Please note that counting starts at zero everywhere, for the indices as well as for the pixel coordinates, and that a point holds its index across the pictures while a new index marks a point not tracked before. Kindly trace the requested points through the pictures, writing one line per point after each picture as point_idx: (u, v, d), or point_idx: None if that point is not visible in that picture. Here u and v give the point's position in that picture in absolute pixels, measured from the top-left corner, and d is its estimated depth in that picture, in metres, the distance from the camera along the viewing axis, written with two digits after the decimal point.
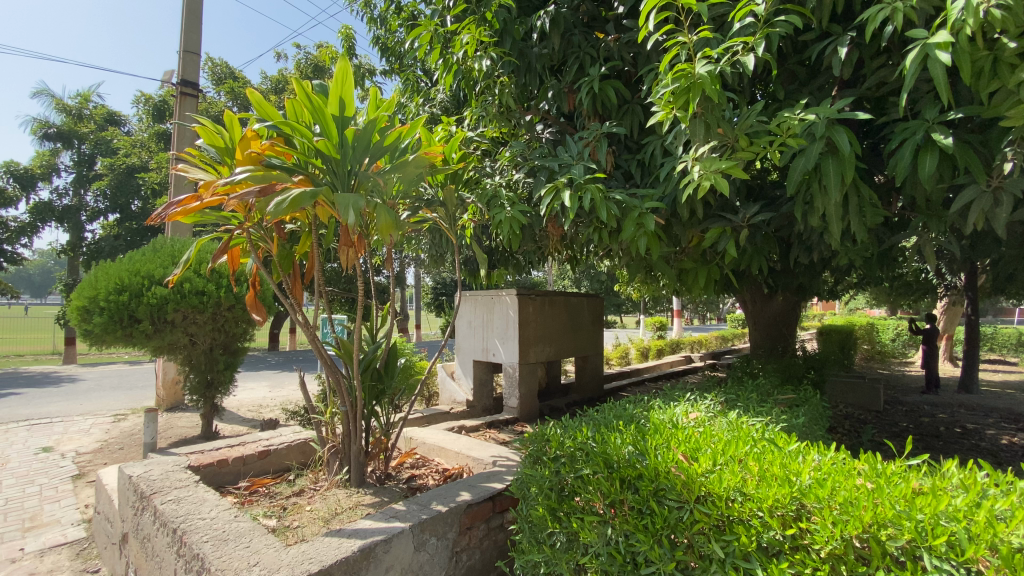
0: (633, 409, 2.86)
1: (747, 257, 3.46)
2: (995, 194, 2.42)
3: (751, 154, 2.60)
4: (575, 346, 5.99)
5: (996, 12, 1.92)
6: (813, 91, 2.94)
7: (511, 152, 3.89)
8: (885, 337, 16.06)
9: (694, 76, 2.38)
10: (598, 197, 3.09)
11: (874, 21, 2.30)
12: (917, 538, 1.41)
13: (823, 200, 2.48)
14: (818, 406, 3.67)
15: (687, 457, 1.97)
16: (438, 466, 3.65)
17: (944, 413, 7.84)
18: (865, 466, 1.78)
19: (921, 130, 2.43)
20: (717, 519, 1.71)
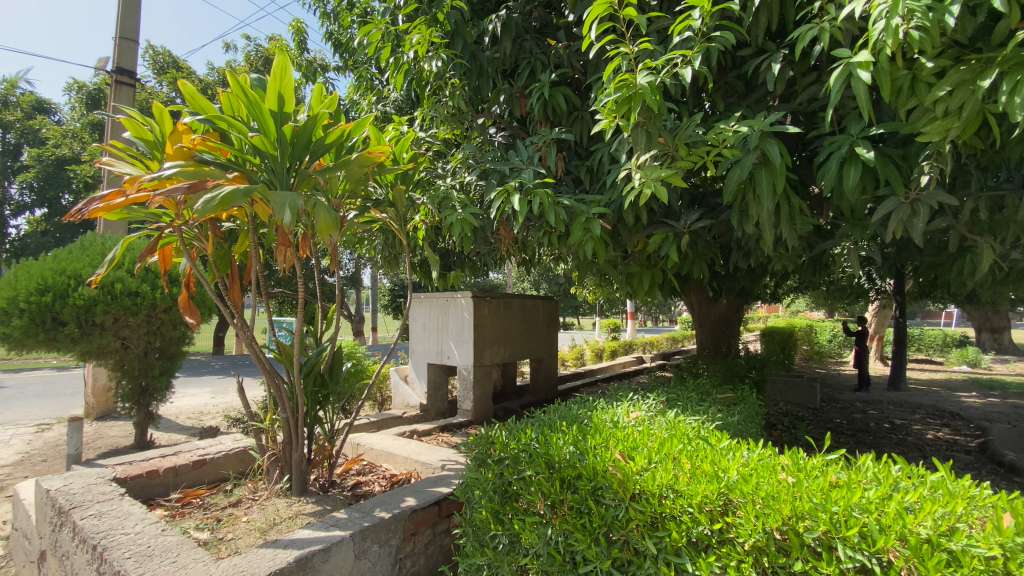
0: (579, 409, 2.90)
1: (688, 261, 3.59)
2: (913, 206, 2.59)
3: (690, 163, 2.71)
4: (530, 348, 6.02)
5: (913, 35, 2.04)
6: (750, 105, 3.08)
7: (463, 154, 3.89)
8: (824, 338, 17.02)
9: (635, 86, 2.46)
10: (547, 202, 3.13)
11: (803, 40, 2.42)
12: (832, 529, 1.49)
13: (757, 209, 2.60)
14: (754, 404, 3.85)
15: (625, 456, 2.02)
16: (385, 472, 3.58)
17: (874, 409, 8.38)
18: (789, 461, 1.88)
19: (846, 144, 2.59)
20: (651, 516, 1.76)
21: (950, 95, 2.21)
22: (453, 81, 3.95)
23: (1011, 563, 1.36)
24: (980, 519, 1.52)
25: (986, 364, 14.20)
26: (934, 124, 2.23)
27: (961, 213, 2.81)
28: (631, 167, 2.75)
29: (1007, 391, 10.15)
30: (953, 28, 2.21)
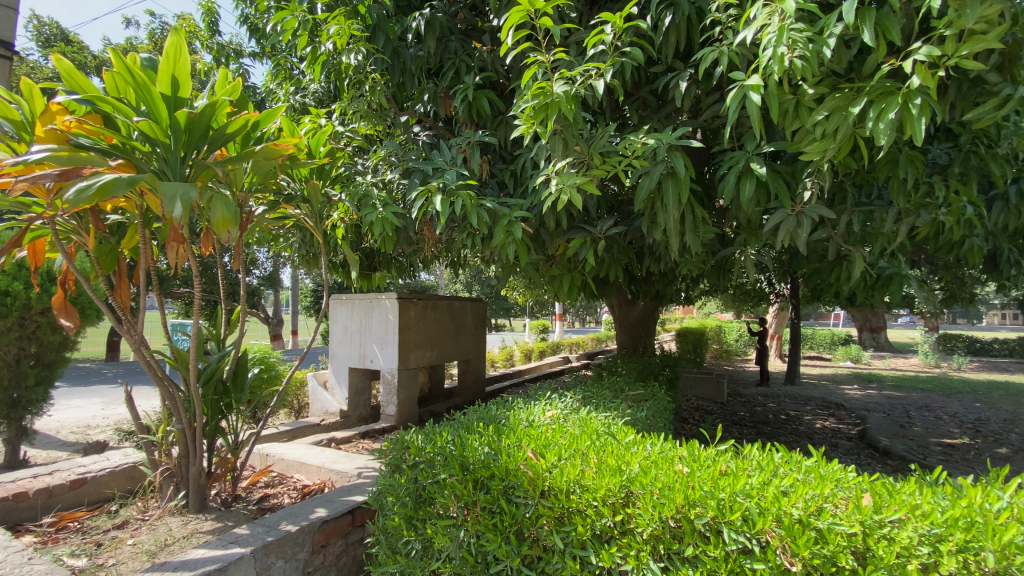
0: (498, 410, 2.92)
1: (606, 265, 3.74)
2: (798, 218, 2.86)
3: (604, 171, 2.82)
4: (457, 350, 5.98)
5: (795, 64, 2.25)
6: (661, 119, 3.27)
7: (384, 151, 3.80)
8: (731, 337, 18.43)
9: (552, 94, 2.53)
10: (470, 204, 3.12)
11: (704, 61, 2.60)
12: (719, 514, 1.60)
13: (665, 217, 2.74)
14: (663, 400, 4.09)
15: (536, 454, 2.05)
16: (297, 483, 3.39)
17: (772, 402, 9.19)
18: (685, 453, 2.00)
19: (743, 160, 2.81)
20: (559, 512, 1.81)
21: (828, 119, 2.44)
22: (374, 76, 3.85)
23: (869, 539, 1.48)
24: (845, 499, 1.65)
25: (865, 359, 16.06)
26: (814, 144, 2.46)
27: (838, 225, 3.14)
28: (548, 173, 2.84)
29: (881, 383, 11.54)
30: (830, 59, 2.44)
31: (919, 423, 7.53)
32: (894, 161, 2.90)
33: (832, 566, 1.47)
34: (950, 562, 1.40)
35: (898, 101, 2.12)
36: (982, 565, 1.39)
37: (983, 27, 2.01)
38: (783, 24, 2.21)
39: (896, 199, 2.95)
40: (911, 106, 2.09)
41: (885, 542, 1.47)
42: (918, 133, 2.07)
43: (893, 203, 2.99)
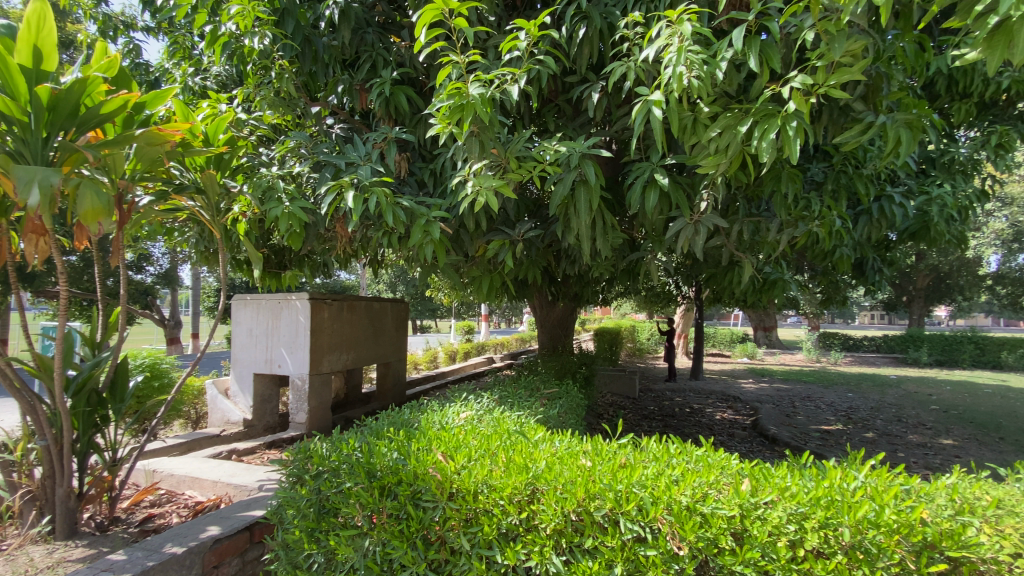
0: (411, 414, 2.86)
1: (523, 267, 3.80)
2: (696, 226, 3.08)
3: (520, 175, 2.86)
4: (376, 353, 5.78)
5: (692, 83, 2.40)
6: (576, 127, 3.39)
7: (294, 143, 3.60)
8: (644, 336, 19.53)
9: (466, 96, 2.52)
10: (385, 201, 3.03)
11: (614, 74, 2.72)
12: (617, 506, 1.67)
13: (577, 221, 2.82)
14: (577, 398, 4.24)
15: (445, 457, 2.02)
16: (187, 501, 3.10)
17: (679, 397, 9.86)
18: (589, 448, 2.08)
19: (648, 171, 2.98)
20: (466, 513, 1.81)
21: (721, 136, 2.64)
22: (282, 63, 3.64)
23: (746, 520, 1.60)
24: (728, 484, 1.77)
25: (759, 355, 17.70)
26: (709, 158, 2.65)
27: (731, 234, 3.42)
28: (463, 175, 2.83)
29: (772, 377, 12.77)
30: (723, 81, 2.65)
31: (802, 412, 8.43)
32: (777, 177, 3.22)
33: (714, 548, 1.59)
34: (813, 537, 1.54)
35: (777, 123, 2.34)
36: (839, 539, 1.54)
37: (847, 61, 2.26)
38: (682, 45, 2.36)
39: (779, 212, 3.27)
40: (788, 128, 2.31)
41: (759, 522, 1.59)
42: (793, 153, 2.29)
43: (777, 215, 3.30)
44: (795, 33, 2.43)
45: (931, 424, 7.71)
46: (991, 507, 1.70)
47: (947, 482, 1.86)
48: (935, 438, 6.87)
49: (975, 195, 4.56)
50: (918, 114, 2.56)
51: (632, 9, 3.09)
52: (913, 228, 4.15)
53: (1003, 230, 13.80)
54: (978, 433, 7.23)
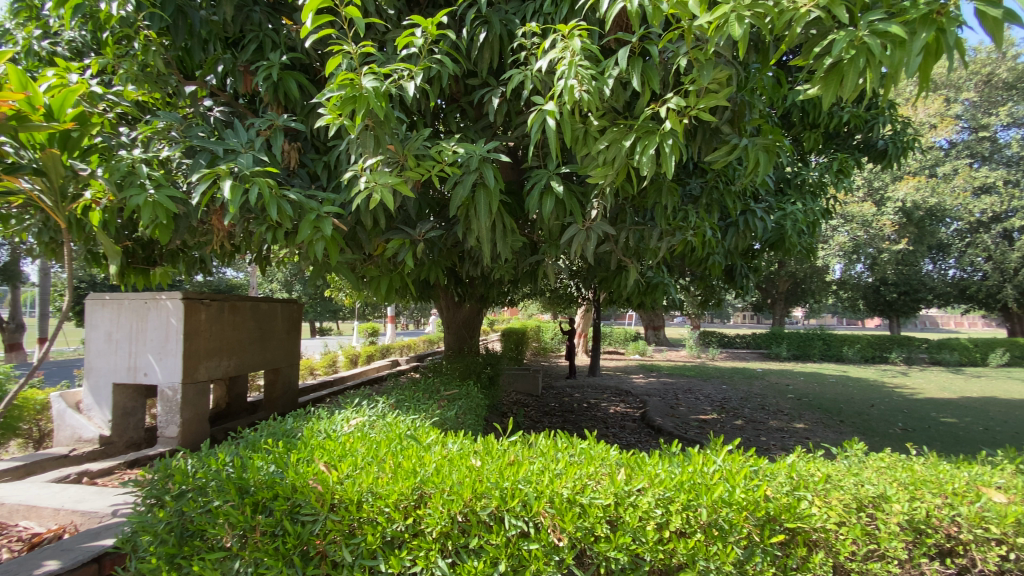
0: (295, 423, 2.69)
1: (423, 268, 3.73)
2: (589, 232, 3.24)
3: (418, 174, 2.80)
4: (263, 358, 5.35)
5: (583, 97, 2.51)
6: (476, 129, 3.41)
7: (164, 124, 3.22)
8: (547, 335, 20.21)
9: (359, 88, 2.43)
10: (270, 193, 2.80)
11: (511, 82, 2.78)
12: (502, 503, 1.70)
13: (476, 223, 2.83)
14: (476, 398, 4.27)
15: (328, 467, 1.93)
16: (21, 533, 2.61)
17: (578, 393, 10.33)
18: (480, 448, 2.10)
19: (544, 177, 3.06)
20: (348, 524, 1.74)
21: (609, 148, 2.80)
22: (150, 33, 3.25)
23: (620, 507, 1.71)
24: (605, 474, 1.88)
25: (651, 352, 19.11)
26: (598, 169, 2.80)
27: (619, 240, 3.65)
28: (357, 170, 2.72)
29: (660, 372, 13.86)
30: (612, 97, 2.82)
31: (684, 404, 9.25)
32: (659, 189, 3.48)
33: (591, 537, 1.68)
34: (677, 518, 1.68)
35: (656, 140, 2.54)
36: (698, 518, 1.70)
37: (714, 88, 2.51)
38: (572, 59, 2.47)
39: (661, 222, 3.55)
40: (666, 145, 2.51)
41: (631, 509, 1.71)
42: (668, 167, 2.49)
43: (658, 224, 3.58)
44: (672, 59, 2.65)
45: (788, 410, 8.83)
46: (820, 482, 1.88)
47: (788, 462, 2.05)
48: (790, 423, 7.87)
49: (820, 212, 5.30)
50: (773, 140, 2.90)
51: (530, 19, 3.19)
52: (772, 239, 4.71)
53: (845, 243, 16.19)
54: (823, 417, 8.40)
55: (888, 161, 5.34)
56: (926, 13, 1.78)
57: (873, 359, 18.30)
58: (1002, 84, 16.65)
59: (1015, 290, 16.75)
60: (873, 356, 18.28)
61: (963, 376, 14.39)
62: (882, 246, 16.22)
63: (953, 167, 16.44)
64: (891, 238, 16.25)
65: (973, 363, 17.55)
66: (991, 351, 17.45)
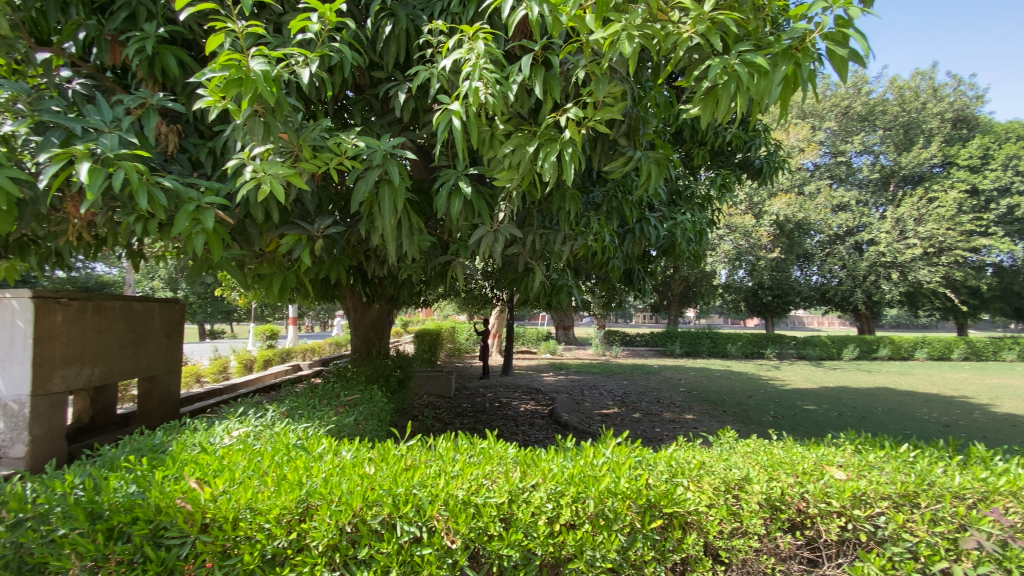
0: (166, 437, 2.41)
1: (322, 267, 3.53)
2: (496, 234, 3.25)
3: (314, 166, 2.64)
4: (137, 364, 4.75)
5: (488, 99, 2.50)
6: (380, 124, 3.31)
7: (5, 93, 2.75)
8: (461, 336, 20.17)
9: (246, 70, 2.24)
10: (140, 179, 2.49)
11: (416, 79, 2.71)
12: (394, 510, 1.66)
13: (379, 221, 2.71)
14: (380, 402, 4.13)
15: (201, 484, 1.75)
16: None
17: (490, 392, 10.42)
18: (375, 454, 2.03)
19: (452, 177, 3.01)
20: (223, 543, 1.61)
21: (514, 152, 2.83)
22: None
23: (513, 504, 1.74)
24: (501, 473, 1.90)
25: (560, 351, 19.79)
26: (504, 172, 2.82)
27: (526, 243, 3.72)
28: (243, 159, 2.51)
29: (569, 370, 14.42)
30: (516, 102, 2.87)
31: (589, 400, 9.69)
32: (564, 195, 3.59)
33: (484, 536, 1.68)
34: (566, 511, 1.74)
35: (557, 147, 2.59)
36: (586, 509, 1.77)
37: (610, 101, 2.63)
38: (477, 61, 2.47)
39: (564, 227, 3.67)
40: (566, 153, 2.56)
41: (524, 505, 1.74)
42: (569, 175, 2.56)
43: (562, 229, 3.71)
44: (573, 70, 2.75)
45: (681, 403, 9.60)
46: (695, 468, 2.06)
47: (668, 452, 2.22)
48: (681, 414, 8.53)
49: (706, 222, 5.81)
50: (664, 154, 3.11)
51: (438, 17, 3.16)
52: (666, 246, 5.08)
53: (730, 250, 17.94)
54: (710, 408, 9.23)
55: (763, 179, 5.99)
56: (788, 47, 2.02)
57: (752, 355, 20.44)
58: (856, 117, 19.40)
59: (862, 294, 19.57)
60: (752, 352, 20.42)
61: (823, 368, 16.56)
62: (760, 253, 18.15)
63: (817, 186, 18.86)
64: (768, 247, 18.27)
65: (831, 356, 20.27)
66: (844, 347, 20.25)
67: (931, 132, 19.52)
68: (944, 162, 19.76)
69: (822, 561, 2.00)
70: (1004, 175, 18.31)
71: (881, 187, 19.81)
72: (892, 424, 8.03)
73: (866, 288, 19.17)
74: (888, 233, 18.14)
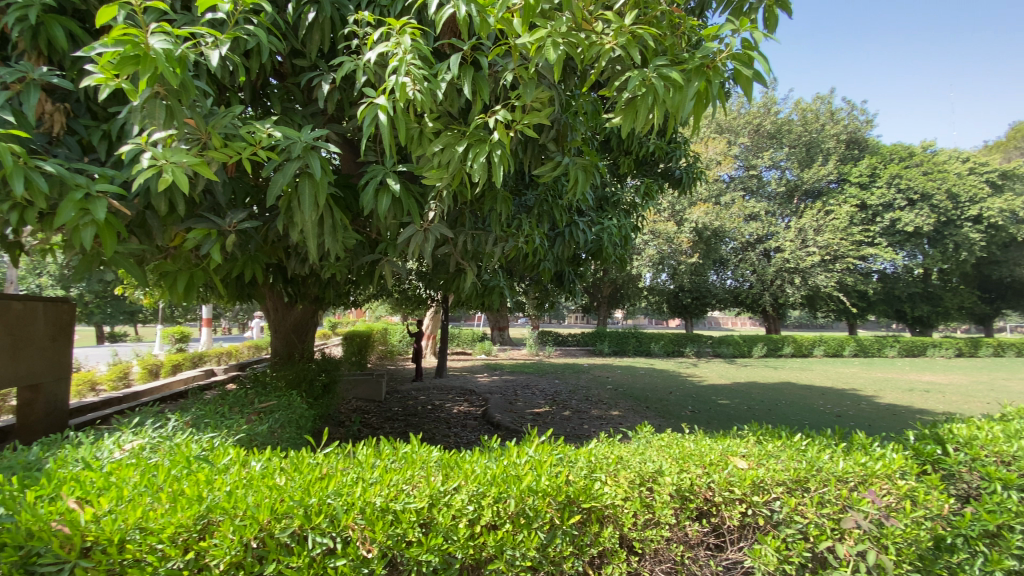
0: (43, 453, 2.15)
1: (236, 265, 3.29)
2: (426, 233, 3.17)
3: (225, 156, 2.46)
4: (17, 371, 4.20)
5: (416, 96, 2.44)
6: (302, 115, 3.16)
7: None
8: (394, 338, 19.68)
9: (144, 48, 2.04)
10: (14, 162, 2.19)
11: (340, 70, 2.60)
12: (306, 521, 1.58)
13: (298, 217, 2.55)
14: (299, 408, 3.92)
15: (81, 503, 1.57)
16: None
17: (422, 395, 10.24)
18: (287, 464, 1.92)
19: (379, 174, 2.91)
20: (107, 570, 1.45)
21: (443, 151, 2.78)
22: None
23: (434, 508, 1.71)
24: (422, 477, 1.86)
25: (493, 352, 19.84)
26: (432, 171, 2.76)
27: (456, 244, 3.68)
28: (140, 145, 2.28)
29: (503, 370, 14.51)
30: (445, 101, 2.83)
31: (522, 399, 9.79)
32: (495, 197, 3.59)
33: (403, 543, 1.64)
34: (487, 512, 1.75)
35: (487, 148, 2.57)
36: (507, 508, 1.78)
37: (538, 106, 2.67)
38: (404, 56, 2.40)
39: (495, 228, 3.68)
40: (495, 155, 2.55)
41: (445, 509, 1.72)
42: (498, 176, 2.55)
43: (493, 230, 3.70)
44: (501, 72, 2.76)
45: (608, 400, 9.96)
46: (612, 463, 2.15)
47: (587, 448, 2.30)
48: (608, 411, 8.85)
49: (631, 227, 6.06)
50: (591, 161, 3.19)
51: (364, 8, 3.07)
52: (594, 249, 5.25)
53: (653, 255, 18.83)
54: (634, 404, 9.65)
55: (683, 188, 6.36)
56: (699, 65, 2.13)
57: (674, 353, 21.60)
58: (765, 134, 21.09)
59: (770, 296, 21.29)
60: (674, 351, 21.59)
61: (736, 365, 17.82)
62: (681, 258, 19.23)
63: (731, 197, 20.30)
64: (688, 252, 19.39)
65: (743, 354, 21.87)
66: (754, 345, 21.95)
67: (828, 151, 21.62)
68: (839, 179, 21.95)
69: (725, 546, 2.14)
70: (887, 193, 20.64)
71: (786, 200, 21.70)
72: (794, 415, 8.80)
73: (773, 291, 20.87)
74: (792, 241, 19.88)
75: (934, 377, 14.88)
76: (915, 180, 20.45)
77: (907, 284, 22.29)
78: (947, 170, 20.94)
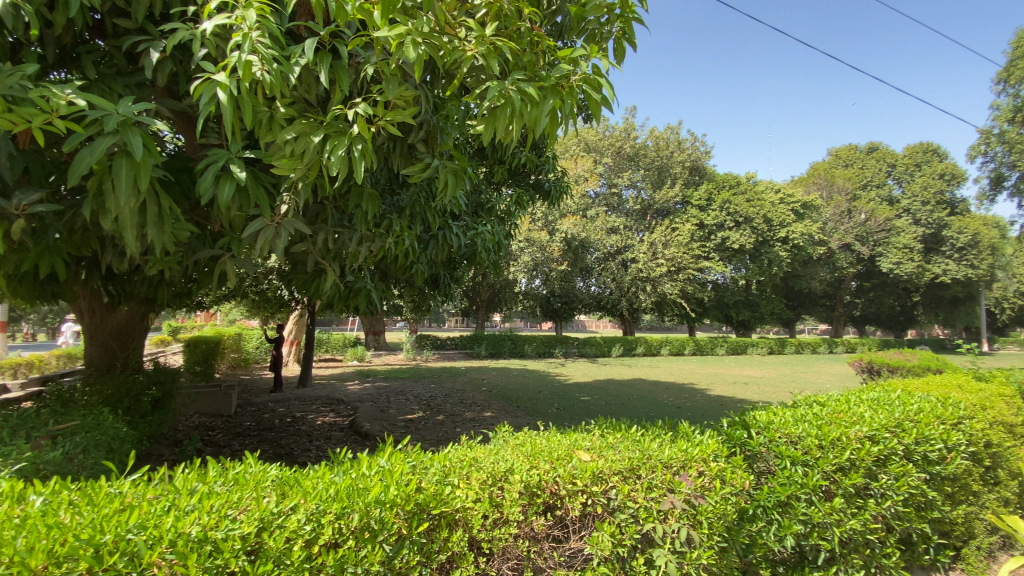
0: None
1: (25, 257, 2.69)
2: (278, 229, 2.88)
3: (6, 123, 1.98)
4: None
5: (264, 77, 2.21)
6: (124, 86, 2.72)
7: None
8: (250, 344, 17.81)
9: None
10: None
11: (172, 38, 2.27)
12: (95, 564, 1.34)
13: (111, 203, 2.16)
14: (114, 427, 3.34)
15: None
16: None
17: (281, 406, 9.41)
18: (79, 495, 1.63)
19: (221, 159, 2.58)
20: None
21: (297, 140, 2.56)
22: None
23: (264, 533, 1.56)
24: (253, 500, 1.68)
25: (366, 357, 18.97)
26: (284, 161, 2.52)
27: (316, 242, 3.42)
28: None
29: (375, 377, 13.92)
30: (300, 88, 2.63)
31: (392, 406, 9.48)
32: (359, 194, 3.41)
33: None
34: (327, 530, 1.64)
35: (346, 141, 2.42)
36: (349, 523, 1.68)
37: (401, 104, 2.60)
38: (249, 32, 2.18)
39: (360, 227, 3.49)
40: (354, 149, 2.42)
41: (277, 531, 1.58)
42: (356, 170, 2.41)
43: (357, 229, 3.51)
44: (363, 65, 2.65)
45: (480, 402, 10.10)
46: (465, 466, 2.16)
47: (444, 453, 2.28)
48: (480, 413, 8.98)
49: (504, 234, 6.22)
50: (460, 166, 3.19)
51: None
52: (466, 254, 5.27)
53: (527, 261, 19.65)
54: (505, 404, 9.92)
55: (552, 200, 6.70)
56: (555, 83, 2.28)
57: (545, 355, 22.68)
58: (625, 156, 23.26)
59: (628, 302, 23.44)
60: (545, 352, 22.71)
61: (598, 365, 19.28)
62: (552, 266, 20.31)
63: (596, 211, 22.00)
64: (558, 260, 20.55)
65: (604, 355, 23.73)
66: (613, 346, 23.95)
67: (675, 175, 24.52)
68: (684, 200, 24.99)
69: (568, 536, 2.27)
70: (720, 215, 24.03)
71: (643, 216, 24.12)
72: (643, 409, 9.76)
73: (630, 297, 23.03)
74: (646, 253, 22.17)
75: (751, 371, 17.62)
76: (741, 206, 24.19)
77: (734, 292, 26.11)
78: (764, 199, 25.04)
